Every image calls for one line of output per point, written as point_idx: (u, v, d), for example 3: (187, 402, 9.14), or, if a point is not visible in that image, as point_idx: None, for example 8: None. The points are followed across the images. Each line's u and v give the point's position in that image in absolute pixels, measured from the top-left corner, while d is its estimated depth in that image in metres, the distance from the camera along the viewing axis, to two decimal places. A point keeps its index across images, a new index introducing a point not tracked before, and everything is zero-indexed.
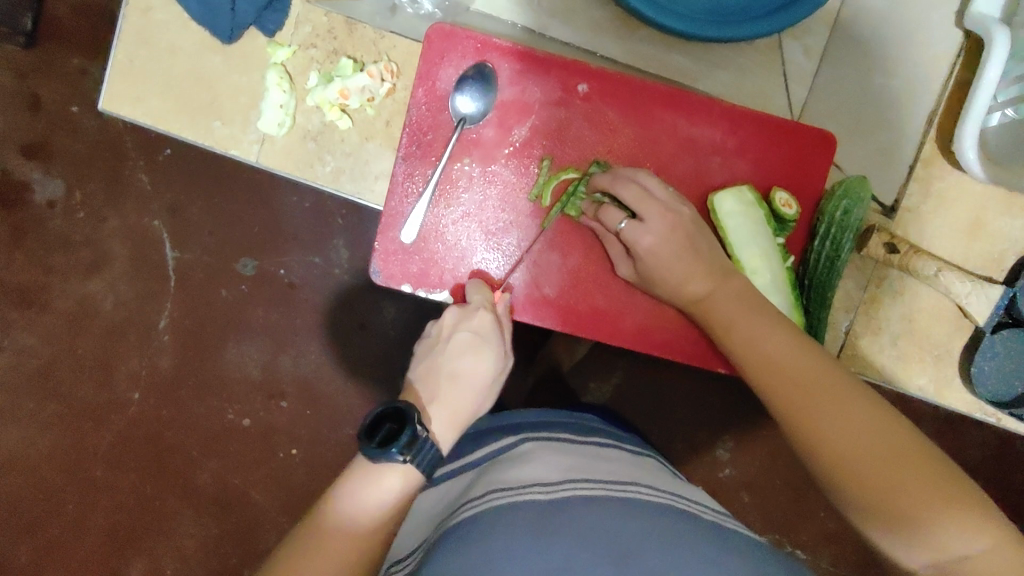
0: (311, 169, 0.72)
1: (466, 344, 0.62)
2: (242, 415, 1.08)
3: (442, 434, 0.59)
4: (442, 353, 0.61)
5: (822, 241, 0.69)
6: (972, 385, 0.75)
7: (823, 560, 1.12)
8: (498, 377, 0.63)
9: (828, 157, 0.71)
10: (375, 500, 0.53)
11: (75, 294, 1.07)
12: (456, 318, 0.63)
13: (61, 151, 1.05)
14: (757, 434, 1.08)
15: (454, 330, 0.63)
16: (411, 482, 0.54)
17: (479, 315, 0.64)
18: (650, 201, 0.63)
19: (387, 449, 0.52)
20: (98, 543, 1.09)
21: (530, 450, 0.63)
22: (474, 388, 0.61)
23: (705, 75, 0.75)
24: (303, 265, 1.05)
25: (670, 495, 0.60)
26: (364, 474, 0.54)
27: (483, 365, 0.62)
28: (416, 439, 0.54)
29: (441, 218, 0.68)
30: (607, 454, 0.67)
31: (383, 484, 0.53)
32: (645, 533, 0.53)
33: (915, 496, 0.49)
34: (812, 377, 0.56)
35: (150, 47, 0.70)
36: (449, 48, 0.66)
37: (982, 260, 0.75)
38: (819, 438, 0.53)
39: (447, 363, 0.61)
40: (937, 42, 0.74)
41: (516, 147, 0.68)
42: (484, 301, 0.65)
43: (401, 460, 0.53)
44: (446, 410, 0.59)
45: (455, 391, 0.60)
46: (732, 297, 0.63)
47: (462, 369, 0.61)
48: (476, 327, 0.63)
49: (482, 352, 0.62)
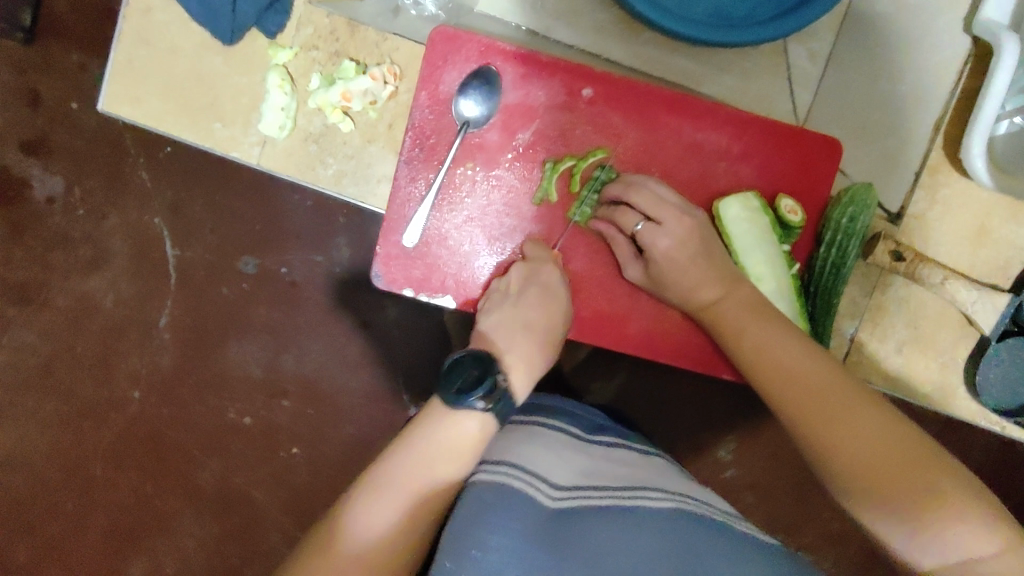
0: (313, 172, 0.71)
1: (537, 298, 0.64)
2: (243, 414, 1.08)
3: (520, 382, 0.60)
4: (515, 306, 0.63)
5: (827, 248, 0.68)
6: (977, 394, 0.75)
7: (824, 560, 1.12)
8: (561, 333, 0.66)
9: (834, 163, 0.70)
10: (443, 452, 0.55)
11: (75, 292, 1.07)
12: (525, 275, 0.65)
13: (62, 148, 1.04)
14: (759, 435, 1.08)
15: (522, 287, 0.65)
16: (484, 432, 0.57)
17: (546, 269, 0.66)
18: (665, 204, 0.64)
19: (467, 395, 0.56)
20: (100, 540, 1.09)
21: (541, 442, 0.62)
22: (546, 340, 0.63)
23: (709, 79, 0.75)
24: (304, 264, 1.05)
25: (679, 496, 0.59)
26: (434, 428, 0.56)
27: (551, 319, 0.64)
28: (494, 389, 0.57)
29: (443, 223, 0.67)
30: (616, 456, 0.66)
31: (453, 437, 0.56)
32: (658, 539, 0.52)
33: (929, 503, 0.49)
34: (824, 386, 0.55)
35: (150, 47, 0.69)
36: (452, 50, 0.65)
37: (988, 268, 0.74)
38: (832, 448, 0.53)
39: (520, 314, 0.63)
40: (944, 47, 0.73)
41: (520, 151, 0.67)
42: (546, 258, 0.66)
43: (481, 406, 0.56)
44: (522, 359, 0.61)
45: (530, 342, 0.62)
46: (743, 306, 0.62)
47: (534, 322, 0.63)
48: (545, 281, 0.65)
49: (551, 307, 0.65)
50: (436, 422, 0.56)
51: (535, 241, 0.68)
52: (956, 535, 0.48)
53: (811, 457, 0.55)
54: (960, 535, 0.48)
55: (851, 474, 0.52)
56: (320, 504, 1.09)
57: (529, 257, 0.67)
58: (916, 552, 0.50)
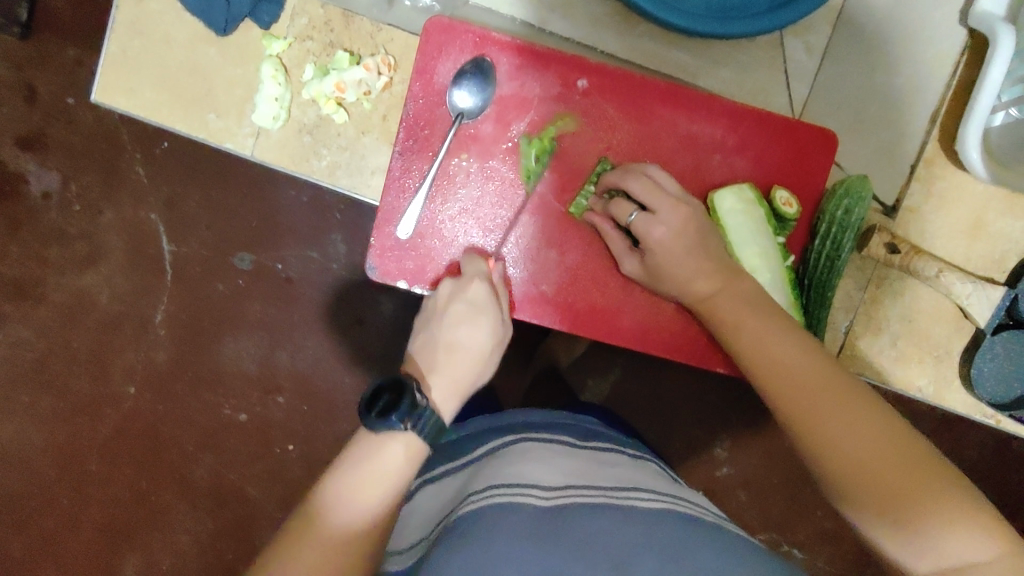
0: (307, 164, 0.71)
1: (463, 312, 0.62)
2: (238, 411, 1.08)
3: (443, 402, 0.58)
4: (440, 323, 0.61)
5: (822, 241, 0.68)
6: (971, 387, 0.74)
7: (820, 559, 1.12)
8: (495, 345, 0.62)
9: (830, 155, 0.70)
10: (378, 476, 0.53)
11: (70, 287, 1.06)
12: (453, 290, 0.63)
13: (58, 142, 1.04)
14: (755, 433, 1.08)
15: (450, 302, 0.63)
16: (411, 454, 0.54)
17: (474, 284, 0.63)
18: (661, 194, 0.63)
19: (387, 417, 0.53)
20: (94, 537, 1.09)
21: (527, 450, 0.63)
22: (473, 355, 0.60)
23: (704, 72, 0.75)
24: (300, 260, 1.04)
25: (671, 496, 0.60)
26: (371, 448, 0.54)
27: (481, 333, 0.61)
28: (415, 407, 0.54)
29: (437, 214, 0.67)
30: (607, 458, 0.66)
31: (384, 461, 0.53)
32: (650, 537, 0.52)
33: (924, 503, 0.49)
34: (819, 384, 0.55)
35: (144, 38, 0.69)
36: (447, 41, 0.65)
37: (983, 261, 0.74)
38: (828, 445, 0.52)
39: (446, 330, 0.61)
40: (940, 40, 0.73)
41: (514, 142, 0.67)
42: (479, 273, 0.64)
43: (402, 427, 0.53)
44: (445, 380, 0.59)
45: (453, 360, 0.59)
46: (740, 297, 0.62)
47: (461, 338, 0.60)
48: (472, 296, 0.63)
49: (479, 321, 0.61)
50: (367, 446, 0.54)
51: (478, 254, 0.67)
52: (952, 536, 0.48)
53: (806, 455, 0.54)
54: (957, 537, 0.48)
55: (846, 472, 0.51)
56: None
57: (465, 272, 0.65)
58: (914, 555, 0.49)
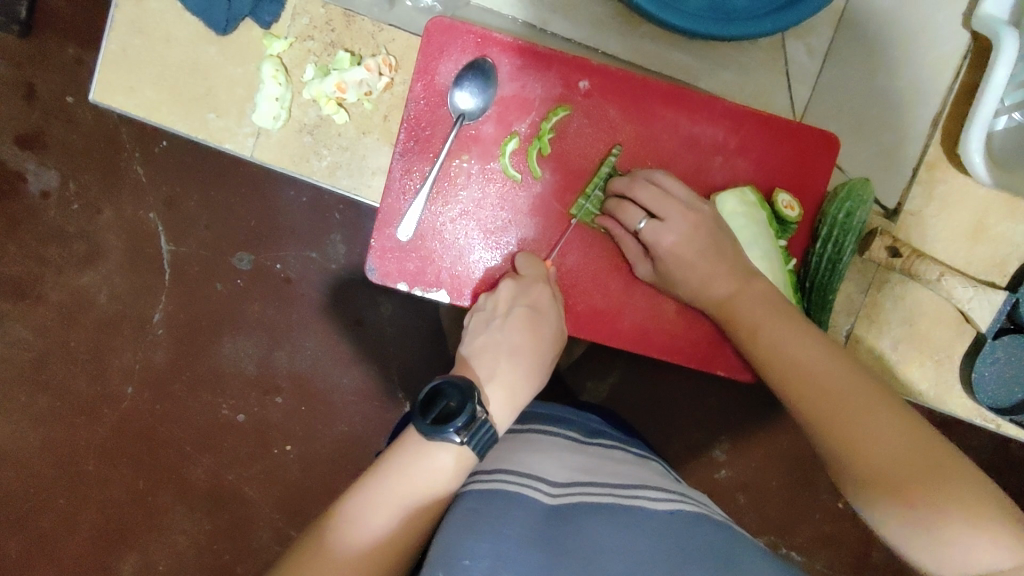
0: (306, 164, 0.71)
1: (524, 319, 0.63)
2: (236, 411, 1.07)
3: (500, 414, 0.60)
4: (501, 328, 0.62)
5: (824, 243, 0.68)
6: (972, 391, 0.75)
7: (818, 562, 1.11)
8: (550, 354, 0.65)
9: (831, 158, 0.70)
10: (418, 485, 0.54)
11: (68, 286, 1.06)
12: (512, 294, 0.64)
13: (57, 142, 1.03)
14: (755, 435, 1.08)
15: (510, 306, 0.64)
16: (459, 466, 0.56)
17: (535, 289, 0.64)
18: (669, 200, 0.63)
19: (444, 428, 0.54)
20: (91, 537, 1.08)
21: (539, 448, 0.64)
22: (531, 364, 0.62)
23: (706, 74, 0.74)
24: (300, 261, 1.04)
25: (676, 494, 0.61)
26: (414, 458, 0.55)
27: (540, 341, 0.63)
28: (473, 420, 0.55)
29: (438, 216, 0.67)
30: (612, 457, 0.66)
31: (429, 471, 0.55)
32: (658, 538, 0.52)
33: (947, 501, 0.49)
34: (843, 384, 0.55)
35: (144, 37, 0.69)
36: (448, 42, 0.65)
37: (984, 265, 0.74)
38: (852, 444, 0.53)
39: (505, 337, 0.62)
40: (942, 43, 0.73)
41: (516, 144, 0.67)
42: (537, 278, 0.65)
43: (458, 440, 0.55)
44: (502, 389, 0.60)
45: (513, 369, 0.61)
46: (757, 300, 0.62)
47: (520, 345, 0.62)
48: (532, 302, 0.64)
49: (538, 328, 0.63)
50: (412, 454, 0.55)
51: (526, 253, 0.68)
52: (976, 535, 0.47)
53: (829, 453, 0.54)
54: (980, 536, 0.47)
55: (868, 470, 0.52)
56: (312, 503, 1.08)
57: (522, 272, 0.65)
58: (937, 554, 0.49)
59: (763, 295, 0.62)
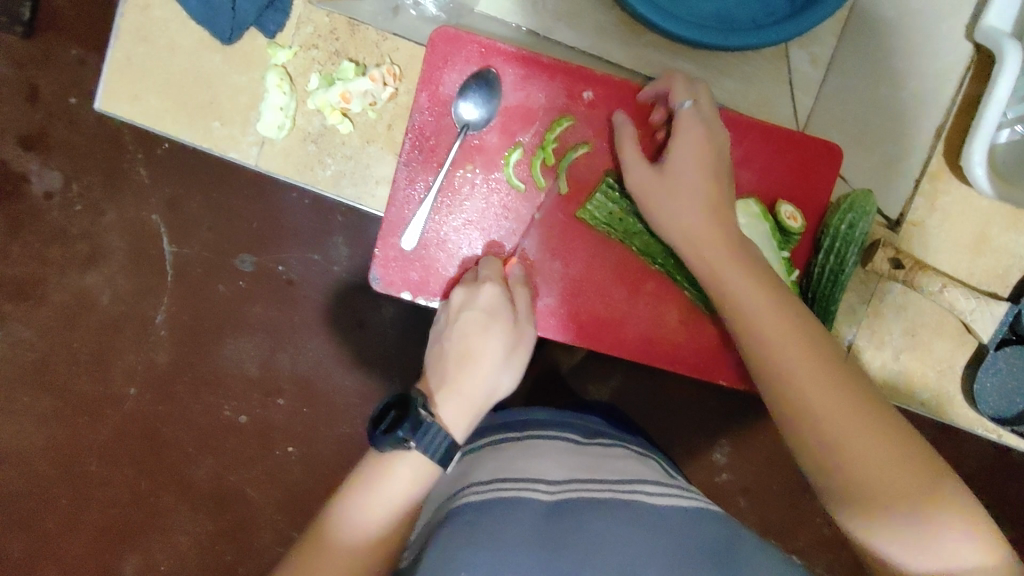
0: (310, 173, 0.71)
1: (473, 323, 0.61)
2: (239, 412, 1.08)
3: (453, 417, 0.58)
4: (449, 335, 0.61)
5: (826, 255, 0.68)
6: (974, 403, 0.75)
7: (818, 565, 1.12)
8: (509, 353, 0.61)
9: (834, 168, 0.70)
10: (389, 501, 0.54)
11: (72, 287, 1.06)
12: (462, 300, 0.63)
13: (61, 143, 1.04)
14: (755, 438, 1.08)
15: (460, 312, 0.62)
16: (424, 476, 0.55)
17: (485, 290, 0.63)
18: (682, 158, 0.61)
19: (392, 434, 0.54)
20: (93, 537, 1.09)
21: (537, 451, 0.64)
22: (484, 367, 0.60)
23: (710, 83, 0.75)
24: (302, 263, 1.04)
25: (675, 489, 0.61)
26: (381, 468, 0.55)
27: (491, 342, 0.60)
28: (420, 423, 0.55)
29: (442, 226, 0.67)
30: (611, 454, 0.67)
31: (399, 487, 0.55)
32: (655, 535, 0.53)
33: (932, 516, 0.49)
34: (837, 399, 0.53)
35: (148, 45, 0.69)
36: (452, 52, 0.65)
37: (986, 276, 0.74)
38: (844, 460, 0.52)
39: (454, 343, 0.60)
40: (946, 54, 0.73)
41: (520, 154, 0.67)
42: (493, 278, 0.64)
43: (406, 445, 0.54)
44: (456, 388, 0.59)
45: (463, 373, 0.59)
46: None
47: (469, 349, 0.60)
48: (482, 305, 0.62)
49: (490, 329, 0.61)
50: (379, 471, 0.55)
51: (493, 255, 0.67)
52: (960, 545, 0.49)
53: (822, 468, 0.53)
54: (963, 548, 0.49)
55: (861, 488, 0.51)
56: (315, 504, 1.08)
57: (479, 277, 0.65)
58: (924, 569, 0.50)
59: (750, 275, 0.58)
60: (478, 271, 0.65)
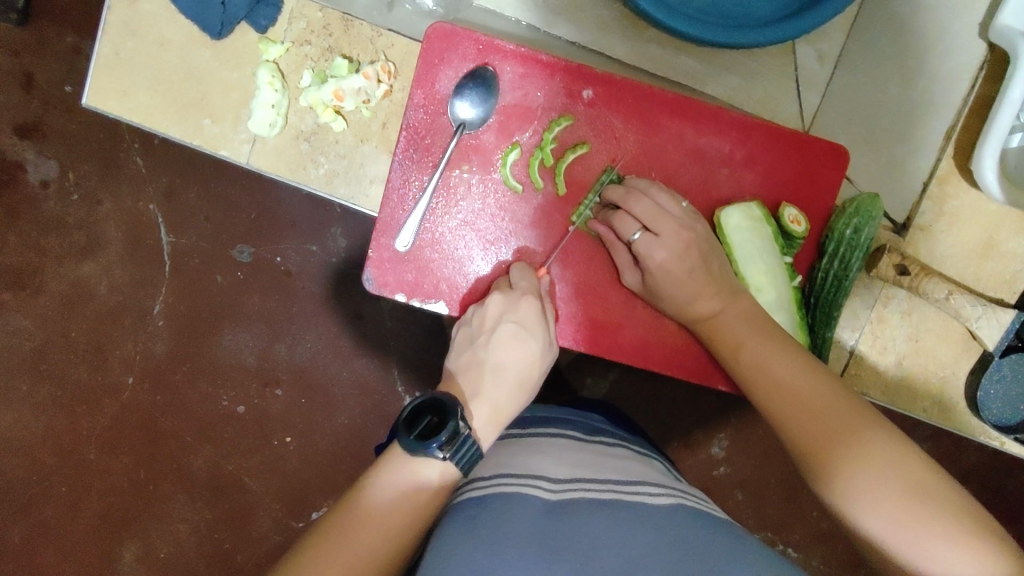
0: (303, 172, 0.70)
1: (511, 336, 0.60)
2: (237, 403, 1.07)
3: (484, 428, 0.57)
4: (487, 345, 0.60)
5: (830, 260, 0.66)
6: (978, 411, 0.74)
7: (814, 559, 1.11)
8: (541, 370, 0.62)
9: (839, 170, 0.68)
10: (405, 487, 0.53)
11: (68, 277, 1.05)
12: (500, 309, 0.62)
13: (56, 131, 1.02)
14: (753, 433, 1.07)
15: (496, 322, 0.61)
16: (446, 482, 0.55)
17: (523, 304, 0.62)
18: (664, 216, 0.62)
19: (427, 443, 0.53)
20: (93, 525, 1.09)
21: (538, 448, 0.63)
22: (519, 381, 0.60)
23: (714, 80, 0.73)
24: (299, 254, 1.03)
25: (677, 491, 0.60)
26: (399, 465, 0.54)
27: (528, 358, 0.60)
28: (456, 436, 0.54)
29: (437, 227, 0.66)
30: (614, 453, 0.66)
31: (416, 480, 0.54)
32: (659, 535, 0.51)
33: (885, 469, 0.50)
34: (790, 372, 0.57)
35: (137, 39, 0.67)
36: (448, 49, 0.63)
37: (994, 282, 0.72)
38: (805, 431, 0.54)
39: (492, 354, 0.60)
40: (957, 53, 0.71)
41: (517, 154, 0.65)
42: (531, 291, 0.63)
43: (441, 456, 0.53)
44: (489, 402, 0.58)
45: (499, 384, 0.59)
46: (740, 318, 0.62)
47: (506, 361, 0.60)
48: (520, 317, 0.61)
49: (528, 344, 0.61)
50: (396, 463, 0.54)
51: (524, 262, 0.66)
52: (912, 504, 0.49)
53: (805, 471, 0.54)
54: (946, 548, 0.47)
55: (841, 478, 0.52)
56: (312, 493, 1.08)
57: (513, 288, 0.63)
58: (885, 527, 0.50)
59: (732, 290, 0.63)
60: (510, 280, 0.64)
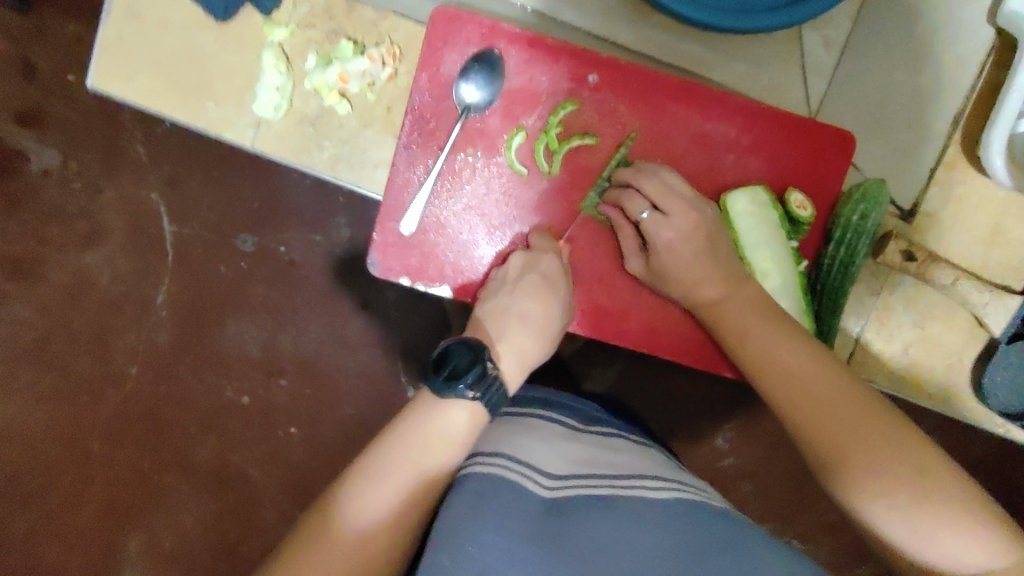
0: (309, 155, 0.69)
1: (535, 286, 0.62)
2: (241, 393, 1.07)
3: (510, 372, 0.59)
4: (510, 293, 0.62)
5: (836, 245, 0.66)
6: (984, 398, 0.73)
7: (818, 550, 1.11)
8: (562, 322, 0.64)
9: (846, 157, 0.68)
10: (419, 460, 0.53)
11: (72, 268, 1.05)
12: (523, 263, 0.63)
13: (58, 121, 1.02)
14: (758, 426, 1.07)
15: (520, 274, 0.63)
16: (472, 430, 0.55)
17: (546, 259, 0.63)
18: (674, 196, 0.62)
19: (456, 385, 0.54)
20: (98, 516, 1.09)
21: (536, 433, 0.62)
22: (541, 329, 0.62)
23: (720, 65, 0.72)
24: (303, 244, 1.03)
25: (675, 481, 0.59)
26: (414, 432, 0.54)
27: (551, 310, 0.62)
28: (484, 377, 0.55)
29: (442, 210, 0.65)
30: (616, 445, 0.65)
31: (434, 442, 0.54)
32: (658, 534, 0.50)
33: (891, 468, 0.50)
34: (797, 364, 0.57)
35: (141, 22, 0.67)
36: (453, 32, 0.63)
37: (1001, 268, 0.72)
38: (812, 422, 0.54)
39: (515, 302, 0.61)
40: (964, 38, 0.70)
41: (523, 137, 0.65)
42: (551, 248, 0.64)
43: (469, 395, 0.54)
44: (514, 346, 0.60)
45: (523, 331, 0.61)
46: (746, 306, 0.61)
47: (529, 311, 0.61)
48: (543, 271, 0.63)
49: (550, 298, 0.62)
50: (412, 427, 0.54)
51: (546, 230, 0.66)
52: (917, 500, 0.49)
53: (813, 461, 0.54)
54: (955, 540, 0.48)
55: (849, 474, 0.51)
56: (317, 483, 1.08)
57: (533, 246, 0.65)
58: (890, 524, 0.50)
59: (737, 277, 0.63)
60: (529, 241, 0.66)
